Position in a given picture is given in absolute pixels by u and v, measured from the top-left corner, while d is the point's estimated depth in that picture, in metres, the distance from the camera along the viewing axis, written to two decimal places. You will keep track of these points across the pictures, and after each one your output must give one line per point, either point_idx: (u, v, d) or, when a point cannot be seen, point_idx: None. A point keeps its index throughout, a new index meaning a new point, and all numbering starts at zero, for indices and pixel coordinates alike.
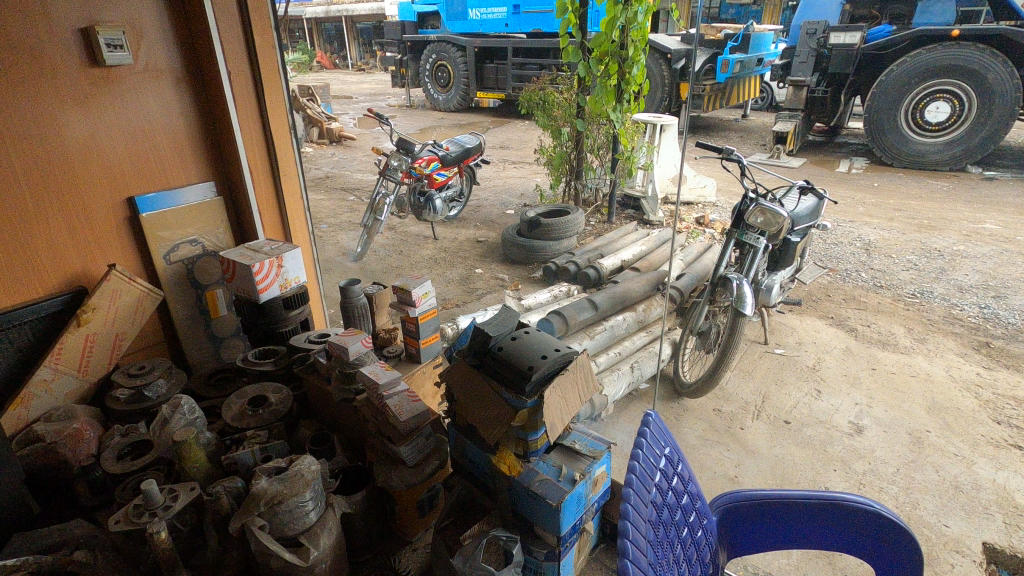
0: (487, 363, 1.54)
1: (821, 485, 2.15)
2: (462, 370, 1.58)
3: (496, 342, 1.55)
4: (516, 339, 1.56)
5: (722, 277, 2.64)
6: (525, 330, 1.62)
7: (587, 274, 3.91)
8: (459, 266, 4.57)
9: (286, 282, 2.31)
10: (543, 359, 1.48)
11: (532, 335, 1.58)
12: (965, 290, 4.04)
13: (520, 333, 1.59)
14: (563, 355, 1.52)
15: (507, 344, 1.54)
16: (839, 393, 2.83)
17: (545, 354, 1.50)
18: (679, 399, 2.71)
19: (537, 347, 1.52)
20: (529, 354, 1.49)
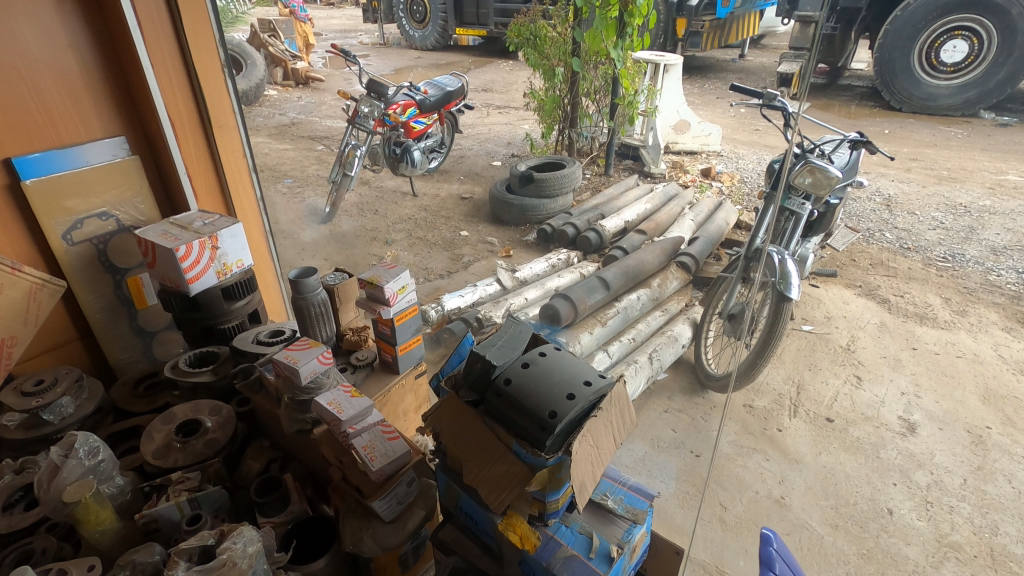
0: (491, 402, 1.12)
1: (883, 506, 1.79)
2: (455, 409, 1.15)
3: (502, 373, 1.12)
4: (529, 367, 1.13)
5: (758, 250, 2.22)
6: (540, 350, 1.18)
7: (588, 239, 3.46)
8: (443, 227, 4.08)
9: (225, 266, 1.82)
10: (570, 400, 1.06)
11: (550, 360, 1.15)
12: (1000, 251, 3.69)
13: (535, 356, 1.16)
14: (597, 391, 1.09)
15: (519, 375, 1.11)
16: (881, 380, 2.48)
17: (571, 393, 1.07)
18: (703, 392, 2.33)
19: (560, 381, 1.10)
20: (549, 394, 1.07)
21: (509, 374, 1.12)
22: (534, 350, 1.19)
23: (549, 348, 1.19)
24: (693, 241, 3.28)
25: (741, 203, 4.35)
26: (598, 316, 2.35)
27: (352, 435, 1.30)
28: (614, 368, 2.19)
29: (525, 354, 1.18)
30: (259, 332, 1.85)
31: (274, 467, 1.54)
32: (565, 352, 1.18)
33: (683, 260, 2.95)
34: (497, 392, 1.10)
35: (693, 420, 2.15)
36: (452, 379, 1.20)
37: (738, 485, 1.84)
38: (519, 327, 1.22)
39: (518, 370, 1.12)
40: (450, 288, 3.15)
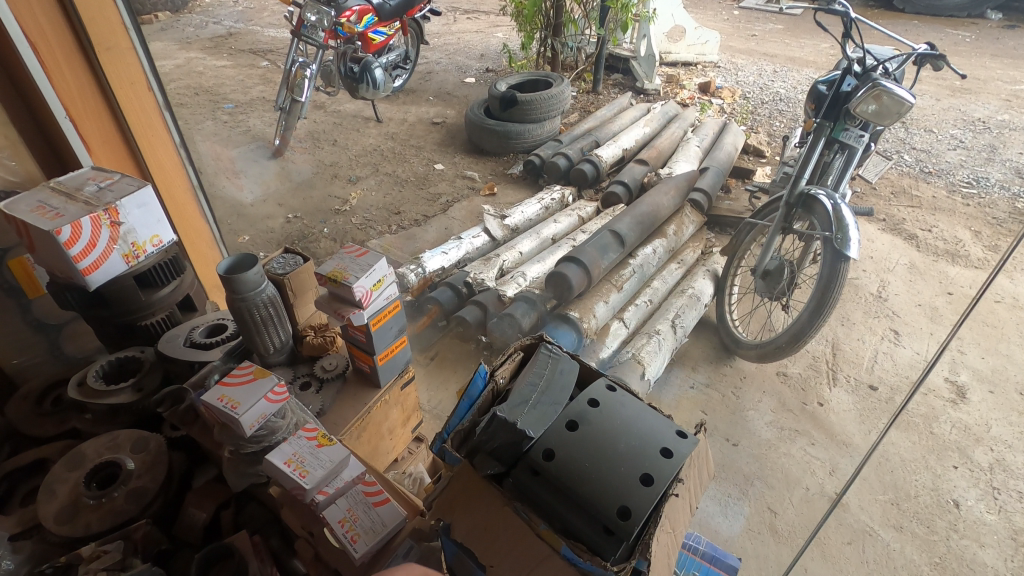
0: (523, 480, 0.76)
1: (947, 497, 1.56)
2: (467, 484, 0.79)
3: (541, 440, 0.76)
4: (579, 429, 0.77)
5: (802, 195, 1.85)
6: (589, 396, 0.82)
7: (584, 172, 3.00)
8: (413, 160, 3.56)
9: (135, 248, 1.36)
10: (647, 486, 0.71)
11: (607, 414, 0.79)
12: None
13: (584, 409, 0.80)
14: (680, 463, 0.75)
15: (566, 444, 0.75)
16: (920, 334, 2.22)
17: (647, 475, 0.72)
18: (729, 359, 2.03)
19: (628, 452, 0.75)
20: (616, 477, 0.72)
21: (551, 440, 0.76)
22: (580, 395, 0.82)
23: (600, 392, 0.83)
24: (703, 172, 2.86)
25: (746, 123, 3.90)
26: (611, 279, 1.98)
27: (325, 503, 0.95)
28: (635, 341, 1.85)
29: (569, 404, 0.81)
30: (193, 328, 1.46)
31: (227, 515, 1.20)
32: (624, 399, 0.83)
33: (696, 197, 2.58)
34: (534, 471, 0.75)
35: (723, 397, 1.87)
36: (461, 435, 0.81)
37: (785, 482, 1.58)
38: (557, 360, 0.86)
39: (563, 435, 0.76)
40: (428, 237, 2.72)
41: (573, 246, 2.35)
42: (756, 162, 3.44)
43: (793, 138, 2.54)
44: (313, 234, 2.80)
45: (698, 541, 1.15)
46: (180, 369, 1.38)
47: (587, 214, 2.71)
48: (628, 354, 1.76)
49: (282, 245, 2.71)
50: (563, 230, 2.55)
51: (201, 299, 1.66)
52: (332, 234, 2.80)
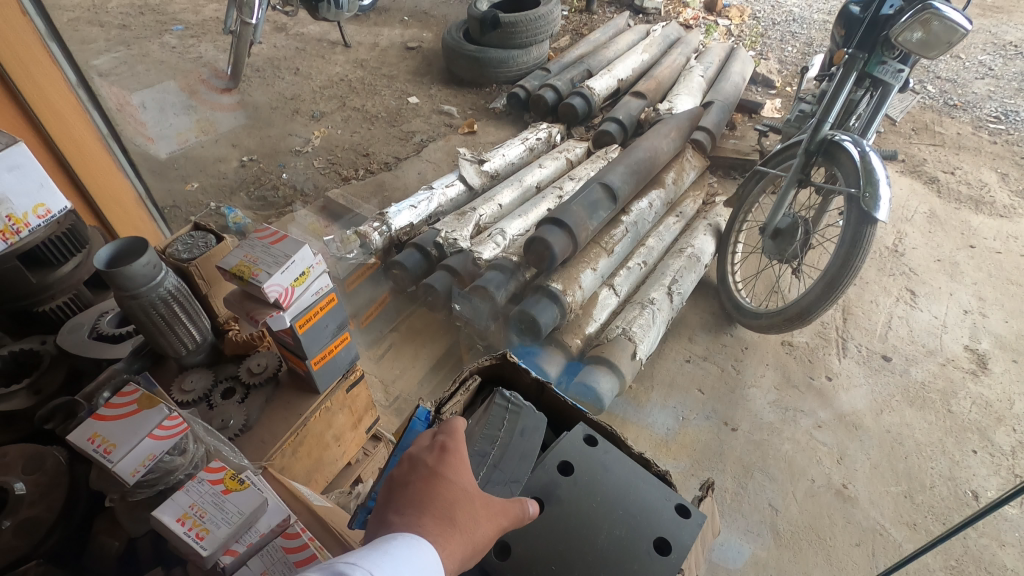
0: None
1: (965, 488, 1.41)
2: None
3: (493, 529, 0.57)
4: (546, 511, 0.58)
5: (823, 141, 1.58)
6: (561, 457, 0.62)
7: (574, 107, 2.67)
8: (384, 92, 3.19)
9: (12, 222, 1.07)
10: None
11: (585, 487, 0.59)
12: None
13: (554, 480, 0.60)
14: (681, 559, 0.55)
15: (526, 536, 0.56)
16: (939, 294, 2.01)
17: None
18: (730, 327, 1.84)
19: (610, 549, 0.55)
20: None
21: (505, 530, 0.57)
22: (547, 457, 0.63)
23: (578, 450, 0.63)
24: (707, 107, 2.54)
25: (755, 48, 3.50)
26: (601, 239, 1.73)
27: (235, 566, 0.75)
28: (626, 312, 1.63)
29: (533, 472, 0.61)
30: (101, 315, 1.22)
31: (144, 543, 1.02)
32: (609, 458, 0.63)
33: (698, 137, 2.29)
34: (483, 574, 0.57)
35: (723, 372, 1.68)
36: None
37: (789, 473, 1.42)
38: (517, 415, 0.66)
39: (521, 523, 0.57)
40: (398, 184, 2.44)
41: (559, 196, 2.08)
42: (765, 94, 3.10)
43: (811, 69, 2.22)
44: (270, 180, 2.51)
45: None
46: (86, 365, 1.16)
47: (576, 156, 2.42)
48: (618, 329, 1.55)
49: (235, 194, 2.42)
50: (549, 176, 2.28)
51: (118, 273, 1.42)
52: (292, 180, 2.51)
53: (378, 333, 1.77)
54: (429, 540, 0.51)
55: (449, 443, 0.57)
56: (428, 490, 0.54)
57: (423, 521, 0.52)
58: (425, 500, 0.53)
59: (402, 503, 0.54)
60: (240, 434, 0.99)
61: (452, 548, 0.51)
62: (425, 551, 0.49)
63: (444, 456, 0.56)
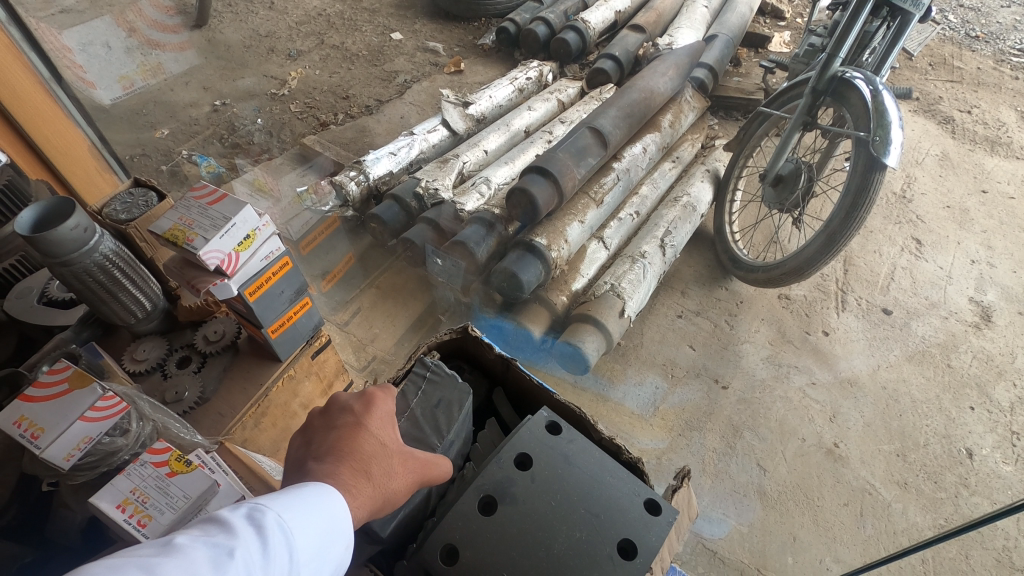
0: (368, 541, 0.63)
1: (960, 446, 1.38)
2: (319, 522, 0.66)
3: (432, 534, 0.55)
4: (495, 515, 0.56)
5: (832, 79, 1.45)
6: (518, 454, 0.61)
7: (566, 43, 2.49)
8: (364, 27, 2.97)
9: None
10: None
11: (541, 490, 0.58)
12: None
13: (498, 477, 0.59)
14: (640, 562, 0.54)
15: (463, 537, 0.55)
16: (946, 244, 1.91)
17: None
18: (725, 281, 1.76)
19: (564, 554, 0.54)
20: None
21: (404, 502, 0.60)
22: (504, 451, 0.61)
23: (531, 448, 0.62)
24: (710, 41, 2.35)
25: None
26: (590, 189, 1.63)
27: None
28: (615, 266, 1.55)
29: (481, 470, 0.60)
30: (52, 278, 1.15)
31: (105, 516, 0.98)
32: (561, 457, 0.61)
33: (699, 75, 2.13)
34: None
35: (716, 328, 1.62)
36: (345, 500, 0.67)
37: (779, 432, 1.38)
38: (435, 384, 0.74)
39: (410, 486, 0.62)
40: (379, 130, 2.30)
41: (548, 141, 1.96)
42: (773, 26, 2.89)
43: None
44: (244, 125, 2.36)
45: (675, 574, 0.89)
46: (36, 333, 1.10)
47: (568, 97, 2.27)
48: (605, 285, 1.47)
49: (208, 142, 2.29)
50: (538, 120, 2.14)
51: None
52: (267, 125, 2.36)
53: (357, 291, 1.70)
54: (343, 488, 0.56)
55: (377, 405, 0.62)
56: (352, 441, 0.59)
57: (340, 470, 0.57)
58: (346, 451, 0.58)
59: (322, 451, 0.59)
60: (194, 408, 0.94)
61: (361, 499, 0.56)
62: (332, 500, 0.53)
63: (369, 417, 0.62)
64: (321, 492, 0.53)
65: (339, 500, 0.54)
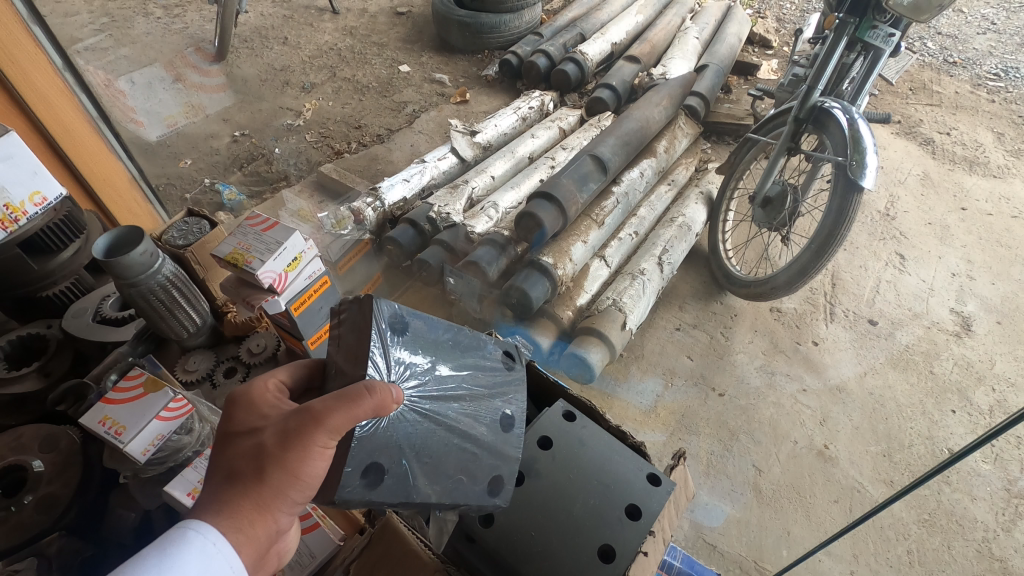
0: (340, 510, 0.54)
1: (942, 446, 1.47)
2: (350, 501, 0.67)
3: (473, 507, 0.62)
4: (525, 486, 0.67)
5: (813, 109, 1.58)
6: (539, 435, 0.72)
7: (566, 74, 2.64)
8: (374, 60, 3.14)
9: (8, 210, 1.12)
10: (607, 563, 0.61)
11: (561, 463, 0.69)
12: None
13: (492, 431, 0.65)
14: (650, 523, 0.64)
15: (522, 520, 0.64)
16: (928, 259, 2.03)
17: (607, 545, 0.62)
18: (720, 295, 1.87)
19: (585, 518, 0.63)
20: (568, 553, 0.61)
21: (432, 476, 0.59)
22: (530, 433, 0.72)
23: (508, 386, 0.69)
24: (701, 71, 2.50)
25: (752, 6, 3.39)
26: (592, 211, 1.76)
27: None
28: (616, 283, 1.66)
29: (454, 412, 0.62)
30: (103, 298, 1.26)
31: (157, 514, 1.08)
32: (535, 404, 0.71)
33: (692, 103, 2.28)
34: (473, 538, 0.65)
35: (712, 339, 1.73)
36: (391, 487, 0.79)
37: (773, 436, 1.48)
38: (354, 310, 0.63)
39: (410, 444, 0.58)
40: (391, 158, 2.44)
41: (551, 166, 2.08)
42: (761, 55, 3.05)
43: (806, 31, 2.18)
44: (263, 155, 2.50)
45: (672, 556, 0.98)
46: (90, 349, 1.21)
47: (569, 124, 2.41)
48: (608, 301, 1.58)
49: (229, 171, 2.43)
50: (541, 146, 2.27)
51: None
52: (285, 155, 2.51)
53: None
54: (210, 512, 0.54)
55: (231, 411, 0.59)
56: (220, 459, 0.56)
57: (205, 498, 0.55)
58: (214, 476, 0.56)
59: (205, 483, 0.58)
60: None
61: (237, 507, 0.53)
62: (190, 536, 0.52)
63: (229, 425, 0.58)
64: (171, 535, 0.52)
65: (197, 521, 0.53)
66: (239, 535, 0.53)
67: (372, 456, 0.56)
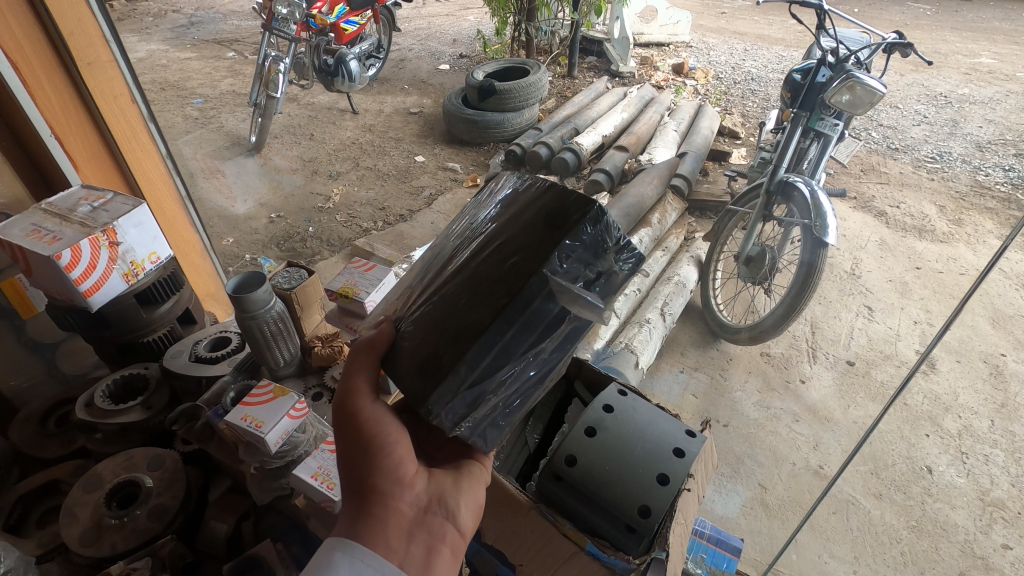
0: (443, 411, 0.66)
1: (921, 464, 1.66)
2: (471, 471, 0.76)
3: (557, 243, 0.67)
4: (597, 436, 0.92)
5: (781, 182, 1.92)
6: (602, 404, 0.98)
7: (565, 161, 3.03)
8: (393, 152, 3.54)
9: (134, 266, 1.36)
10: (663, 485, 0.86)
11: (622, 419, 0.95)
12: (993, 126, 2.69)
13: (495, 221, 0.75)
14: (690, 461, 0.89)
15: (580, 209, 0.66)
16: (892, 309, 2.21)
17: (662, 474, 0.87)
18: (715, 343, 2.16)
19: (643, 455, 0.89)
20: (634, 478, 0.86)
21: (489, 291, 0.67)
22: (598, 403, 0.98)
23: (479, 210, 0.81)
24: (682, 157, 2.92)
25: (720, 104, 3.91)
26: None
27: None
28: (625, 331, 1.92)
29: (456, 263, 0.74)
30: (196, 342, 1.47)
31: (249, 525, 1.25)
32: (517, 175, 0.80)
33: (677, 184, 2.65)
34: (559, 470, 0.89)
35: (712, 380, 1.98)
36: None
37: (773, 458, 1.68)
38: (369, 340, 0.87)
39: (434, 324, 0.70)
40: (415, 234, 2.74)
41: None
42: (732, 144, 3.51)
43: (767, 122, 2.59)
44: (300, 234, 2.78)
45: (703, 525, 1.24)
46: (186, 385, 1.40)
47: None
48: (621, 344, 1.83)
49: (267, 247, 2.69)
50: None
51: (200, 311, 1.68)
52: (318, 233, 2.79)
53: None
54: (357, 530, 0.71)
55: None
56: None
57: None
58: None
59: None
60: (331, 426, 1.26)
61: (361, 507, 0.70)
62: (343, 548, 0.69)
63: None
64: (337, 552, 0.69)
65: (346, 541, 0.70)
66: (357, 524, 0.67)
67: (415, 361, 0.69)
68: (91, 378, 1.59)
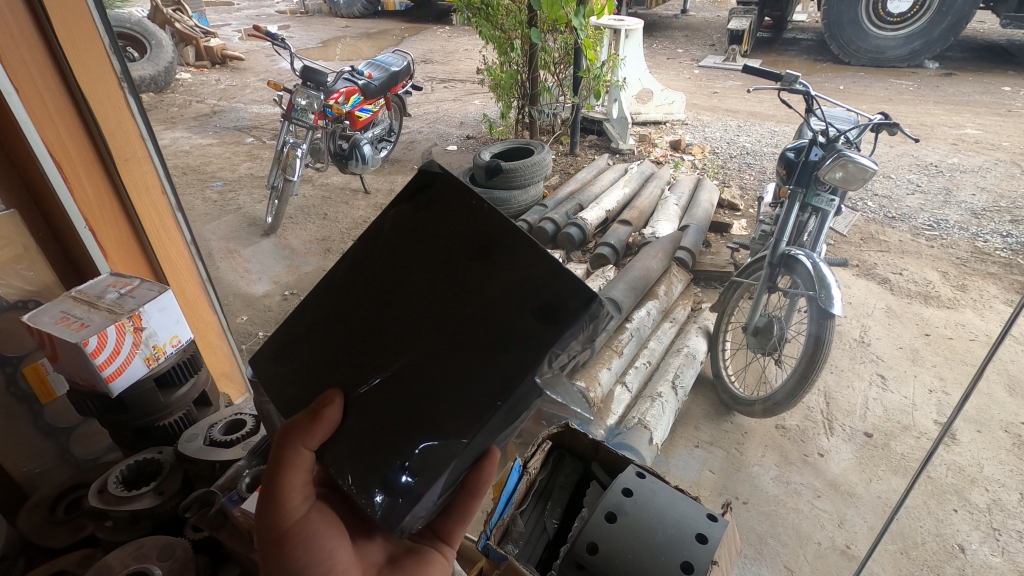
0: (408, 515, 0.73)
1: (953, 541, 1.60)
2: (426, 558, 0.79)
3: (540, 287, 0.74)
4: (617, 522, 0.92)
5: (784, 255, 1.98)
6: (621, 487, 0.98)
7: (571, 236, 3.12)
8: None
9: (155, 349, 1.40)
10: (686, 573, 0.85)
11: (642, 503, 0.94)
12: (986, 193, 2.93)
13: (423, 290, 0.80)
14: (713, 549, 0.89)
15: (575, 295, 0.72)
16: (905, 377, 2.17)
17: (686, 560, 0.86)
18: (729, 415, 2.14)
19: (666, 541, 0.88)
20: (656, 565, 0.85)
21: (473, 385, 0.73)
22: (617, 486, 0.98)
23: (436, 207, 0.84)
24: (685, 230, 3.00)
25: (718, 177, 4.05)
26: (611, 344, 2.09)
27: None
28: (637, 404, 1.92)
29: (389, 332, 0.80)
30: (211, 426, 1.48)
31: None
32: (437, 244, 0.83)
33: (680, 256, 2.73)
34: (580, 557, 0.89)
35: (728, 457, 1.95)
36: (501, 533, 1.04)
37: (797, 538, 1.63)
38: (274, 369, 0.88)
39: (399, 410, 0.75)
40: None
41: None
42: (732, 216, 3.59)
43: (765, 195, 2.67)
44: None
45: None
46: (198, 469, 1.40)
47: None
48: (634, 420, 1.82)
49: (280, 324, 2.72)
50: None
51: (216, 393, 1.69)
52: None
53: None
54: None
55: None
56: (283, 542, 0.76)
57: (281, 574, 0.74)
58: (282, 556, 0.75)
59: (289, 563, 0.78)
60: None
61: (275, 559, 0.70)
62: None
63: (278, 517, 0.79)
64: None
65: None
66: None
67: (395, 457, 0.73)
68: (103, 462, 1.59)
